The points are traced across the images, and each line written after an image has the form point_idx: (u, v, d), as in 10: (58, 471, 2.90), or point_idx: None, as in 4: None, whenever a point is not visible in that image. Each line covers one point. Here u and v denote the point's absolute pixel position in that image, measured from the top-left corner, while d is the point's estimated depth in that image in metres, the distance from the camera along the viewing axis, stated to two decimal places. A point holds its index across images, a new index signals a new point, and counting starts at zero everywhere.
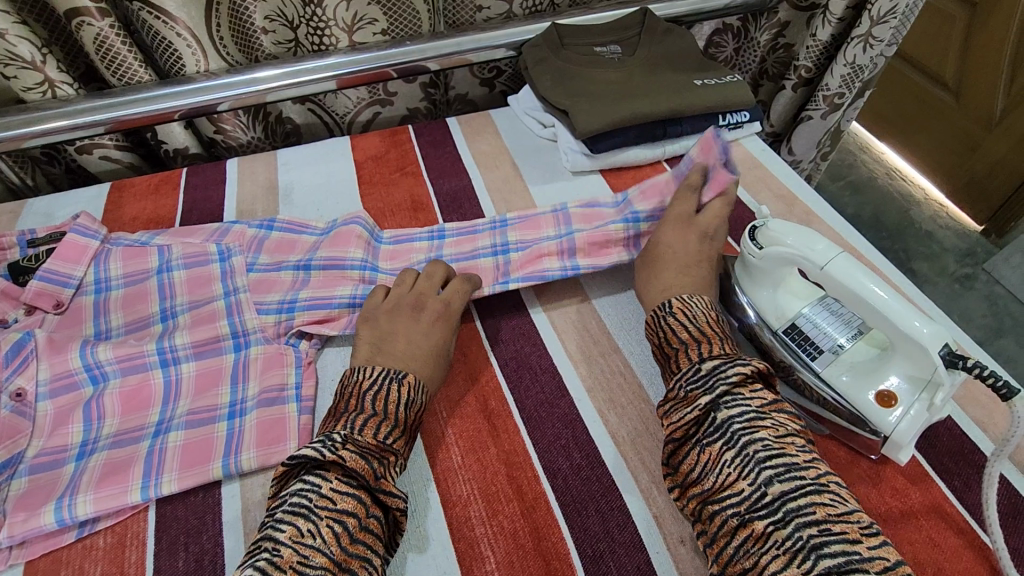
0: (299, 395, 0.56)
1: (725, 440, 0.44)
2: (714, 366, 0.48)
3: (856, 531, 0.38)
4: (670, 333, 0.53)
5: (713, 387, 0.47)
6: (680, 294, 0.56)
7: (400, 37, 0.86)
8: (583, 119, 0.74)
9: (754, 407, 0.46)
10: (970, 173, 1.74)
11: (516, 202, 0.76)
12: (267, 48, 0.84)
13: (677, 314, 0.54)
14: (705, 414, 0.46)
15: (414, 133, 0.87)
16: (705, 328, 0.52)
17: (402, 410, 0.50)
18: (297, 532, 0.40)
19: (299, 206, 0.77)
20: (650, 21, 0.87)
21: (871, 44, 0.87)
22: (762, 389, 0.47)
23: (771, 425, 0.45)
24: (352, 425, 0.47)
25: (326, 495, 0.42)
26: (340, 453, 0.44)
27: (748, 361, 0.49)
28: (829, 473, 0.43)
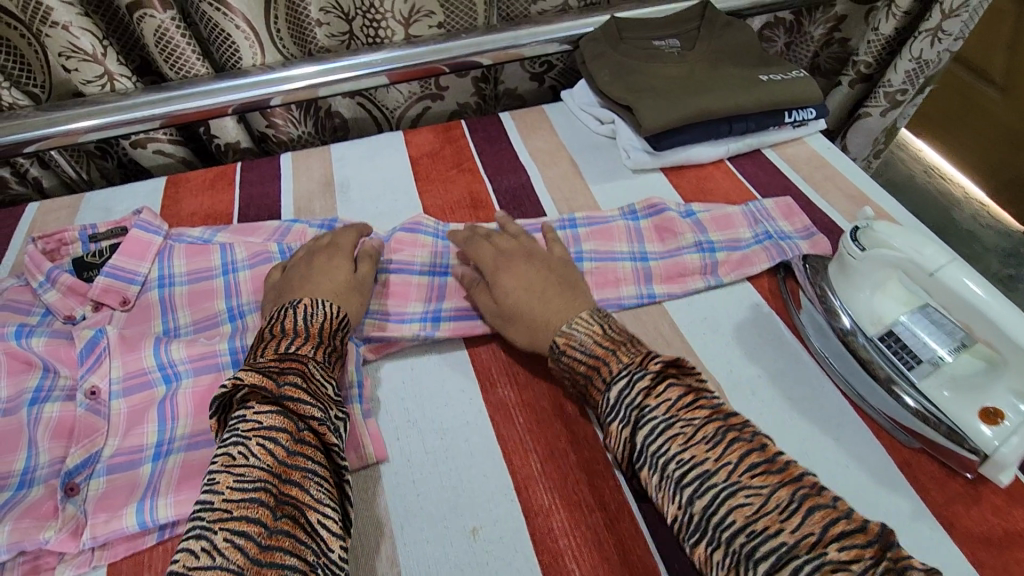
0: (362, 397, 0.55)
1: (649, 466, 0.43)
2: (620, 389, 0.46)
3: (777, 521, 0.37)
4: (575, 370, 0.51)
5: (625, 417, 0.45)
6: (563, 323, 0.54)
7: (455, 30, 0.84)
8: (649, 116, 0.72)
9: (661, 415, 0.44)
10: (1015, 171, 1.70)
11: (577, 201, 0.75)
12: (321, 41, 0.82)
13: (567, 352, 0.51)
14: (629, 444, 0.44)
15: (468, 128, 0.86)
16: (598, 349, 0.50)
17: (302, 323, 0.51)
18: (228, 458, 0.40)
19: (356, 201, 0.75)
20: (711, 14, 0.84)
21: (939, 38, 0.85)
22: (668, 390, 0.45)
23: (681, 432, 0.43)
24: (255, 354, 0.48)
25: (250, 419, 0.42)
26: (239, 376, 0.44)
27: (643, 369, 0.46)
28: (743, 462, 0.40)
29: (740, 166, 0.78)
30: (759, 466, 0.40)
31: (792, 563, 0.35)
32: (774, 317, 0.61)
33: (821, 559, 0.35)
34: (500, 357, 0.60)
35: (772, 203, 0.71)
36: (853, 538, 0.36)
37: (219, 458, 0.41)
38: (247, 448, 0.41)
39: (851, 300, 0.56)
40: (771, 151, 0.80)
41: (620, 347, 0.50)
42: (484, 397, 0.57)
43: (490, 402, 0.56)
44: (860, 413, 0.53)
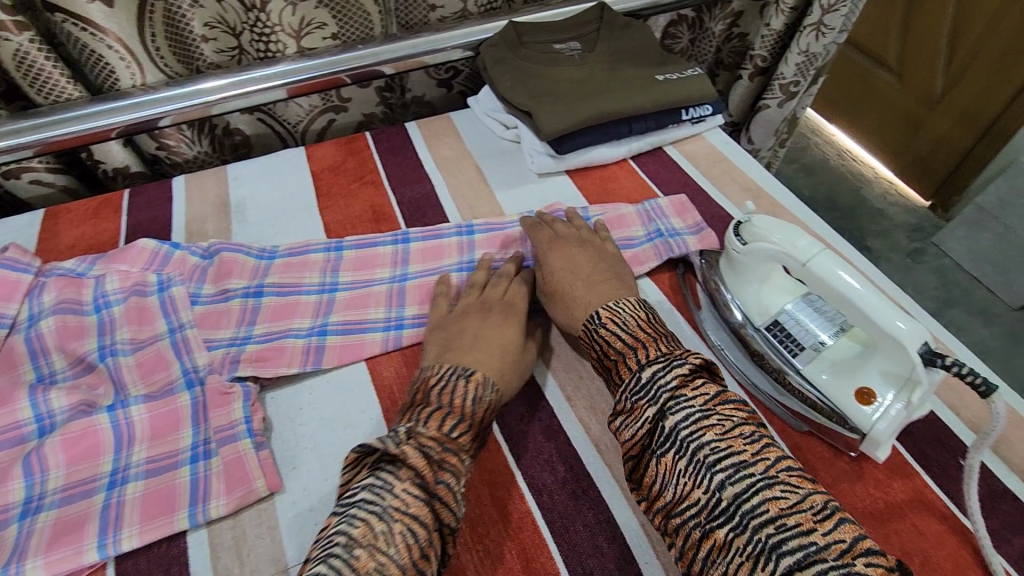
0: (196, 454, 0.51)
1: (675, 449, 0.43)
2: (652, 373, 0.47)
3: (810, 520, 0.38)
4: (606, 345, 0.52)
5: (655, 399, 0.46)
6: (606, 303, 0.56)
7: (352, 40, 0.82)
8: (548, 120, 0.72)
9: (697, 406, 0.45)
10: (914, 151, 1.82)
11: (482, 208, 0.74)
12: (209, 57, 0.77)
13: (608, 325, 0.53)
14: (653, 425, 0.45)
15: (372, 139, 0.84)
16: (639, 333, 0.51)
17: (468, 406, 0.49)
18: (367, 532, 0.40)
19: (253, 222, 0.72)
20: (608, 16, 0.85)
21: (824, 32, 0.88)
22: (705, 385, 0.47)
23: (716, 423, 0.43)
24: (417, 419, 0.47)
25: (399, 497, 0.42)
26: (402, 449, 0.44)
27: (684, 359, 0.48)
28: (779, 461, 0.41)
29: (642, 164, 0.80)
30: (796, 470, 0.41)
31: (816, 565, 0.35)
32: (674, 312, 0.62)
33: (850, 567, 0.35)
34: (401, 373, 0.58)
35: (667, 201, 0.72)
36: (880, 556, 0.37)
37: (358, 523, 0.40)
38: (389, 531, 0.40)
39: (742, 297, 0.57)
40: (672, 148, 0.82)
41: (659, 338, 0.51)
42: (385, 416, 0.55)
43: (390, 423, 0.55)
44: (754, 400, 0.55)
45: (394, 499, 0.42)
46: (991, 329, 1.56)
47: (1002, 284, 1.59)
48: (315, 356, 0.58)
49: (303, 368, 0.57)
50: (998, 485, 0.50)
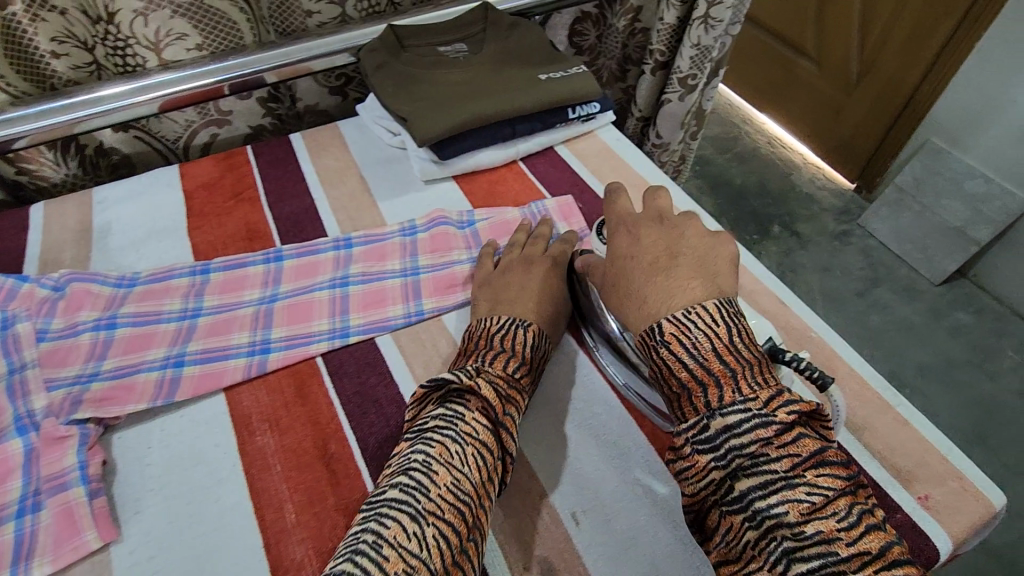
0: (24, 509, 0.46)
1: (746, 519, 0.37)
2: (729, 422, 0.39)
3: None
4: (667, 370, 0.42)
5: (727, 462, 0.38)
6: (674, 310, 0.43)
7: (220, 51, 0.78)
8: (424, 126, 0.71)
9: (781, 473, 0.37)
10: (838, 136, 1.86)
11: (363, 220, 0.72)
12: (63, 73, 0.72)
13: (671, 347, 0.42)
14: (720, 487, 0.39)
15: (253, 153, 0.80)
16: (712, 361, 0.41)
17: (527, 351, 0.53)
18: (445, 451, 0.42)
19: (116, 248, 0.68)
20: (492, 16, 0.84)
21: (712, 25, 0.89)
22: (796, 443, 0.38)
23: (805, 500, 0.36)
24: (483, 359, 0.50)
25: (470, 426, 0.44)
26: (475, 380, 0.46)
27: (772, 414, 0.39)
28: (879, 554, 0.34)
29: (532, 166, 0.79)
30: (901, 566, 0.34)
31: None
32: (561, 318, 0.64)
33: None
34: (261, 401, 0.55)
35: (553, 203, 0.73)
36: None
37: (435, 444, 0.42)
38: (465, 452, 0.42)
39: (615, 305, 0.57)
40: (563, 148, 0.81)
41: (742, 370, 0.40)
42: (240, 449, 0.52)
43: (246, 455, 0.51)
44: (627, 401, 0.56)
45: (466, 425, 0.44)
46: (916, 305, 1.60)
47: (925, 261, 1.64)
48: (169, 389, 0.55)
49: (154, 404, 0.54)
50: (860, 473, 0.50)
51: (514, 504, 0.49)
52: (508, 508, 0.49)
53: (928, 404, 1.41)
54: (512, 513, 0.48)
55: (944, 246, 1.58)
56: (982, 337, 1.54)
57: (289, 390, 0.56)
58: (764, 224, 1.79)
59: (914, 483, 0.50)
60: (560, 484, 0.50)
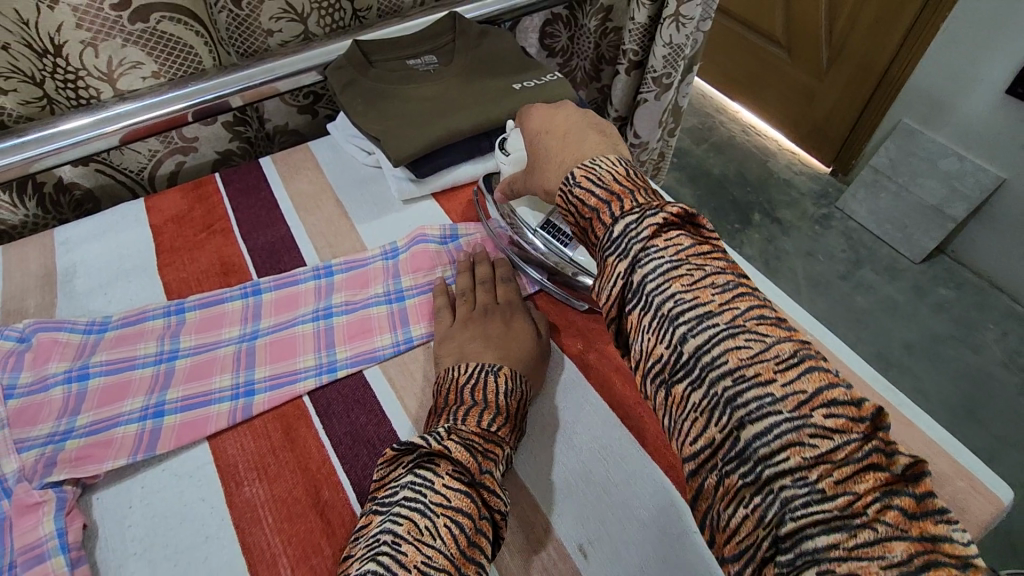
0: None
1: (642, 305, 0.38)
2: (626, 226, 0.40)
3: (772, 370, 0.34)
4: (580, 205, 0.45)
5: (628, 255, 0.39)
6: (582, 162, 0.48)
7: (178, 77, 0.75)
8: (398, 145, 0.68)
9: (668, 258, 0.38)
10: (812, 120, 1.87)
11: (342, 245, 0.70)
12: (12, 110, 0.68)
13: (581, 184, 0.45)
14: (622, 285, 0.39)
15: (223, 181, 0.77)
16: (614, 185, 0.44)
17: (501, 400, 0.51)
18: (415, 528, 0.39)
19: (83, 293, 0.65)
20: (461, 25, 0.82)
21: (683, 23, 0.88)
22: (679, 235, 0.40)
23: (685, 273, 0.38)
24: (455, 417, 0.48)
25: (441, 491, 0.42)
26: (446, 444, 0.45)
27: (663, 212, 0.41)
28: (749, 312, 0.36)
29: None
30: (766, 319, 0.36)
31: (767, 417, 0.33)
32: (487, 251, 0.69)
33: (803, 420, 0.32)
34: (248, 449, 0.53)
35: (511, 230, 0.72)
36: (844, 408, 0.33)
37: (402, 521, 0.40)
38: (434, 525, 0.40)
39: (526, 213, 0.65)
40: None
41: (639, 190, 0.43)
42: (228, 501, 0.49)
43: (235, 507, 0.49)
44: (544, 297, 0.66)
45: (436, 493, 0.42)
46: (899, 285, 1.61)
47: (904, 240, 1.66)
48: (148, 441, 0.52)
49: (134, 459, 0.51)
50: None
51: (516, 539, 0.48)
52: (511, 546, 0.47)
53: (917, 382, 1.43)
54: (516, 551, 0.47)
55: (922, 225, 1.60)
56: (964, 311, 1.56)
57: (276, 434, 0.53)
58: (745, 212, 1.79)
59: None
60: (564, 515, 0.49)
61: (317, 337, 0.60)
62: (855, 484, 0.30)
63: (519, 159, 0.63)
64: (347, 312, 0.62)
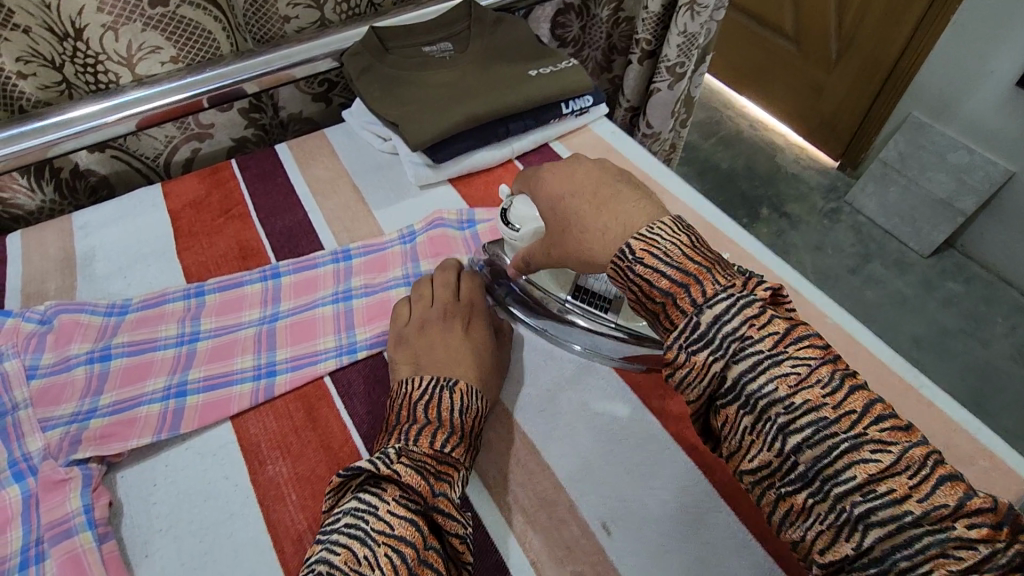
0: (27, 561, 0.44)
1: (740, 403, 0.38)
2: (716, 313, 0.39)
3: (905, 486, 0.33)
4: (646, 285, 0.42)
5: (724, 349, 0.38)
6: (637, 229, 0.44)
7: (196, 62, 0.75)
8: (416, 130, 0.69)
9: (756, 342, 0.38)
10: (820, 114, 1.86)
11: (360, 230, 0.70)
12: (31, 94, 0.68)
13: (645, 261, 0.42)
14: (720, 379, 0.38)
15: (239, 167, 0.77)
16: (686, 263, 0.41)
17: (457, 417, 0.48)
18: (353, 558, 0.38)
19: (102, 276, 0.65)
20: (477, 12, 0.82)
21: (698, 11, 0.87)
22: (771, 319, 0.39)
23: (788, 371, 0.37)
24: (407, 437, 0.46)
25: (383, 518, 0.41)
26: (395, 468, 0.43)
27: (750, 296, 0.40)
28: (868, 413, 0.35)
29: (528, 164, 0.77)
30: (888, 420, 0.35)
31: (907, 532, 0.33)
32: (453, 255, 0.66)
33: (947, 533, 0.32)
34: (269, 428, 0.53)
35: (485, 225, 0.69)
36: (964, 500, 0.33)
37: (340, 550, 0.39)
38: (374, 555, 0.39)
39: (548, 282, 0.59)
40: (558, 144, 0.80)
41: (716, 267, 0.41)
42: (251, 480, 0.50)
43: (258, 485, 0.49)
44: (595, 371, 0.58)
45: (378, 520, 0.41)
46: (908, 279, 1.61)
47: (913, 234, 1.65)
48: (172, 421, 0.52)
49: (158, 437, 0.51)
50: None
51: (540, 518, 0.47)
52: (535, 525, 0.47)
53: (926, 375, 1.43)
54: (539, 530, 0.47)
55: (931, 219, 1.59)
56: (973, 305, 1.56)
57: (298, 414, 0.54)
58: (754, 207, 1.79)
59: None
60: (587, 494, 0.49)
61: (338, 319, 0.60)
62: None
63: (536, 232, 0.56)
64: (367, 295, 0.62)
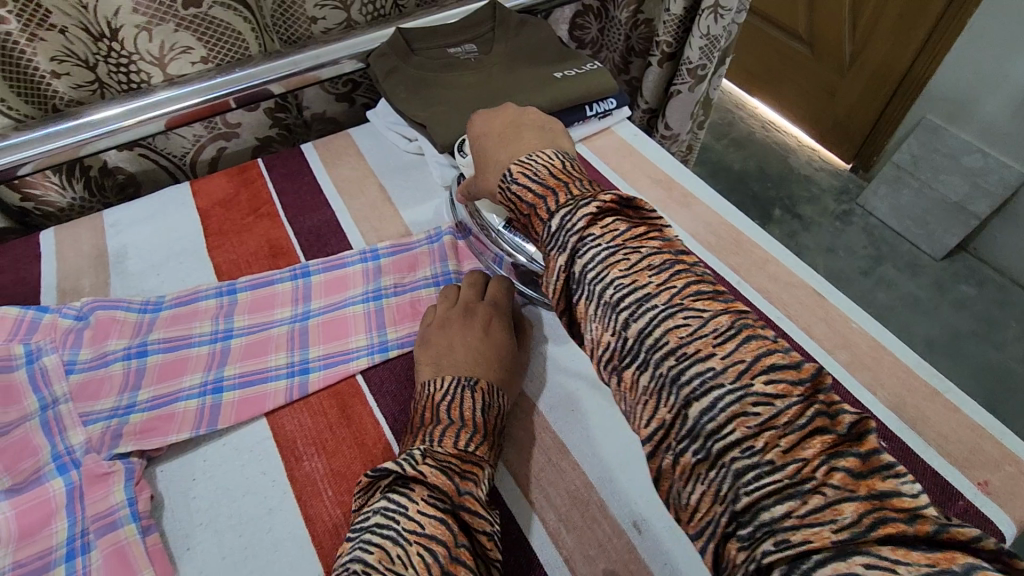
0: (72, 552, 0.45)
1: (585, 293, 0.38)
2: (561, 220, 0.40)
3: (776, 444, 0.30)
4: (518, 201, 0.44)
5: (564, 247, 0.39)
6: (520, 158, 0.48)
7: (225, 63, 0.76)
8: (443, 131, 0.69)
9: (605, 244, 0.38)
10: (833, 116, 1.86)
11: (387, 230, 0.71)
12: (65, 93, 0.69)
13: (519, 180, 0.45)
14: (566, 276, 0.39)
15: (266, 166, 0.78)
16: (549, 180, 0.43)
17: (478, 417, 0.50)
18: (386, 557, 0.38)
19: (136, 273, 0.66)
20: (501, 15, 0.82)
21: (721, 14, 0.88)
22: (614, 222, 0.39)
23: (621, 259, 0.37)
24: (431, 439, 0.47)
25: (414, 518, 0.40)
26: (421, 469, 0.43)
27: (597, 201, 0.40)
28: (756, 354, 0.33)
29: None
30: (779, 370, 0.32)
31: (764, 495, 0.30)
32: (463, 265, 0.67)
33: (821, 496, 0.29)
34: (306, 425, 0.54)
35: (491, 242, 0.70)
36: (848, 465, 0.29)
37: (372, 550, 0.38)
38: (408, 554, 0.38)
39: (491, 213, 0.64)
40: (582, 146, 0.81)
41: (574, 182, 0.43)
42: (289, 476, 0.51)
43: (295, 481, 0.50)
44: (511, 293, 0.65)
45: (408, 520, 0.40)
46: (921, 282, 1.61)
47: (925, 237, 1.65)
48: (210, 416, 0.53)
49: (196, 432, 0.52)
50: (924, 464, 0.50)
51: (572, 516, 0.48)
52: (567, 523, 0.48)
53: None
54: (572, 528, 0.48)
55: (944, 222, 1.59)
56: (986, 309, 1.56)
57: (333, 412, 0.54)
58: (765, 208, 1.80)
59: (971, 470, 0.50)
60: (618, 493, 0.49)
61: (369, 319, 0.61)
62: (802, 450, 0.30)
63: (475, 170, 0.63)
64: (398, 296, 0.63)
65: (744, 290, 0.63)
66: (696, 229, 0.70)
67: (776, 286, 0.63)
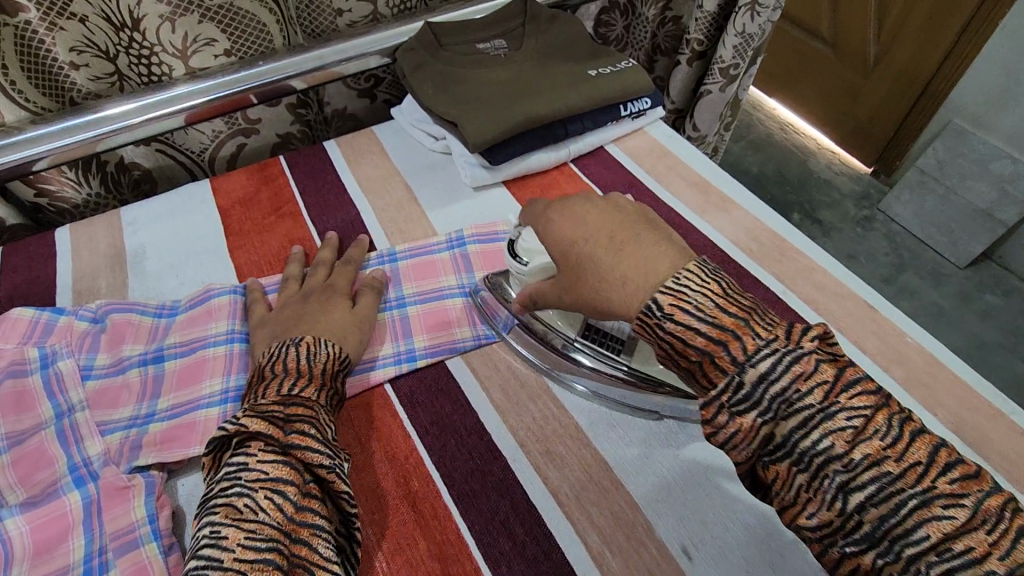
0: (89, 571, 0.42)
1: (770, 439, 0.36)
2: (761, 371, 0.36)
3: (880, 450, 0.34)
4: (678, 342, 0.38)
5: (774, 414, 0.36)
6: (661, 279, 0.40)
7: (249, 56, 0.74)
8: (475, 129, 0.67)
9: (816, 403, 0.35)
10: (855, 119, 1.82)
11: (413, 231, 0.68)
12: (83, 85, 0.67)
13: (676, 316, 0.38)
14: (767, 436, 0.36)
15: (288, 164, 0.75)
16: (720, 316, 0.38)
17: (305, 363, 0.47)
18: (233, 510, 0.36)
19: (154, 274, 0.64)
20: (532, 10, 0.79)
21: (758, 11, 0.86)
22: (815, 362, 0.36)
23: (841, 425, 0.34)
24: (255, 395, 0.44)
25: (255, 469, 0.38)
26: (242, 423, 0.40)
27: (799, 347, 0.36)
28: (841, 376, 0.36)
29: (584, 168, 0.75)
30: (860, 385, 0.36)
31: (898, 499, 0.33)
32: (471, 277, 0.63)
33: (930, 492, 0.32)
34: None
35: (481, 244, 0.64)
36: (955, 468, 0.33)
37: (218, 510, 0.36)
38: (254, 500, 0.37)
39: (557, 318, 0.55)
40: (614, 147, 0.78)
41: (752, 316, 0.38)
42: None
43: None
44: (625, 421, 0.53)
45: (249, 472, 0.38)
46: (944, 290, 1.58)
47: (949, 244, 1.61)
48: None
49: None
50: None
51: (617, 540, 0.45)
52: (612, 546, 0.45)
53: None
54: (617, 551, 0.45)
55: (969, 229, 1.55)
56: (1012, 318, 1.52)
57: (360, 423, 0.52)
58: (784, 212, 1.76)
59: None
60: (665, 516, 0.47)
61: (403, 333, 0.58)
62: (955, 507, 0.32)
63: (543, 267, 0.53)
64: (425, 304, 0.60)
65: (790, 300, 0.60)
66: (737, 235, 0.67)
67: (824, 296, 0.61)
